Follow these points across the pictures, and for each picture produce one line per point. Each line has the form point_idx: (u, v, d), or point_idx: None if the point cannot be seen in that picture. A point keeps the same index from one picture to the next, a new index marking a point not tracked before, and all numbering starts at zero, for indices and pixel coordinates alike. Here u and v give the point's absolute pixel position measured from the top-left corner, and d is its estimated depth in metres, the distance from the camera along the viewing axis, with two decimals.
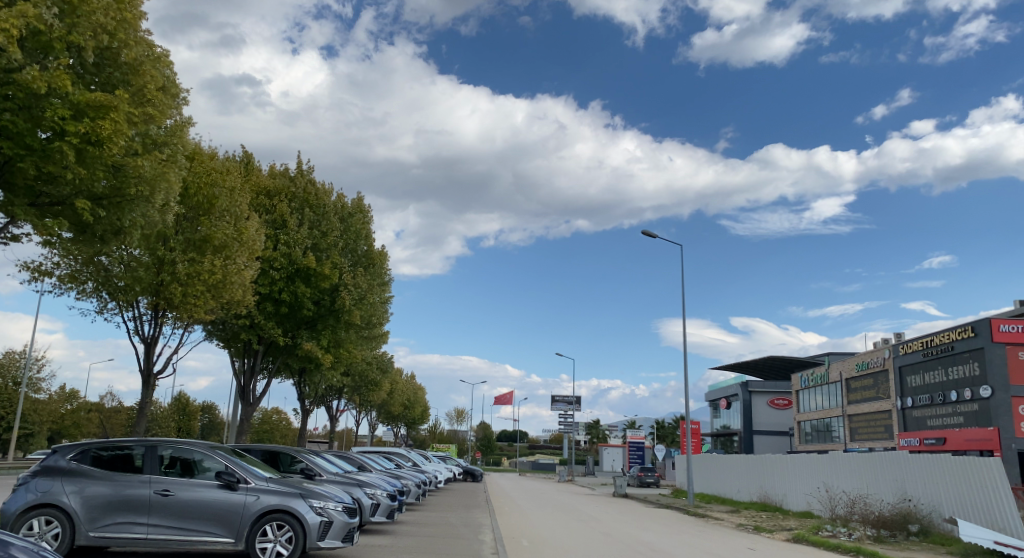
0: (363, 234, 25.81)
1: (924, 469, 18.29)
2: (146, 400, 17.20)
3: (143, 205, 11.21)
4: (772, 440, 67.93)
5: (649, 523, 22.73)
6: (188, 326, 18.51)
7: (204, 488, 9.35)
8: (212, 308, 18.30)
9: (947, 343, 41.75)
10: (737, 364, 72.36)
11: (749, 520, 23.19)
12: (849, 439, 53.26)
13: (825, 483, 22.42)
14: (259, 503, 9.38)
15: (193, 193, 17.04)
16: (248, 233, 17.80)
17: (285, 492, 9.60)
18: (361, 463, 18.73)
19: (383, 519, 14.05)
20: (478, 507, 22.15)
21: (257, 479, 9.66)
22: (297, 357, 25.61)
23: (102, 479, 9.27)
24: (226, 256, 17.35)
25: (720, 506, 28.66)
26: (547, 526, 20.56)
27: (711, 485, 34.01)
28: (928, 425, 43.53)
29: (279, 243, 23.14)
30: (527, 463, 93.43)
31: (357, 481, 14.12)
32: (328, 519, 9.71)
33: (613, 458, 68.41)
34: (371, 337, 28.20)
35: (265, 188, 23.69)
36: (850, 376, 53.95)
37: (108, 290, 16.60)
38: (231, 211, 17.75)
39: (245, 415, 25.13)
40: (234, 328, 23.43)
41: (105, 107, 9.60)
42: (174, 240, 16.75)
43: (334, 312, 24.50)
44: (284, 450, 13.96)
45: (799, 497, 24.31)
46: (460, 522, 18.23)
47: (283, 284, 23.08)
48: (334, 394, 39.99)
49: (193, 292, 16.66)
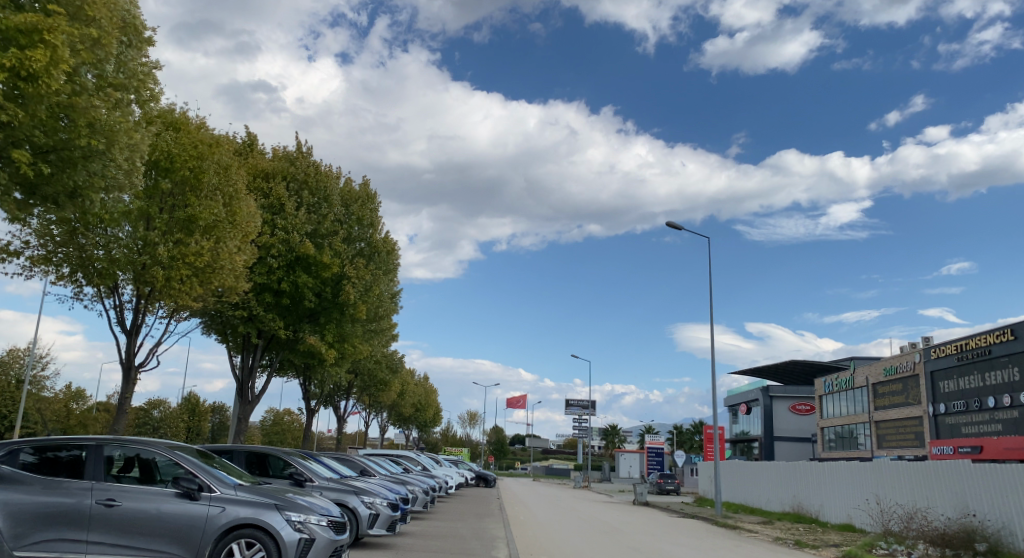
0: (368, 220, 24.12)
1: (992, 480, 16.25)
2: (126, 396, 15.61)
3: (105, 161, 9.62)
4: (795, 447, 65.60)
5: (677, 536, 20.78)
6: (175, 315, 16.88)
7: (158, 498, 7.68)
8: (203, 296, 16.69)
9: (983, 347, 39.56)
10: (758, 369, 70.13)
11: (787, 533, 21.26)
12: (877, 446, 50.94)
13: (873, 494, 20.39)
14: (227, 515, 7.69)
15: (177, 165, 15.35)
16: (241, 215, 16.43)
17: (258, 503, 7.89)
18: (364, 467, 17.04)
19: (383, 532, 12.28)
20: (490, 517, 20.33)
21: (226, 488, 7.96)
22: (299, 353, 24.00)
23: (34, 485, 7.64)
24: (216, 239, 15.78)
25: (750, 516, 26.74)
26: (566, 538, 18.73)
27: (737, 494, 32.03)
28: (962, 432, 41.25)
29: (277, 228, 21.51)
30: (541, 468, 91.49)
31: (353, 488, 12.40)
32: (309, 536, 7.97)
33: (631, 464, 66.24)
34: (379, 332, 26.62)
35: (264, 169, 22.15)
36: (877, 381, 51.65)
37: (85, 274, 14.93)
38: (222, 189, 16.10)
39: (242, 413, 23.58)
40: (231, 321, 21.89)
41: (39, 31, 8.07)
42: (158, 220, 15.13)
43: (337, 305, 22.91)
44: (273, 452, 12.28)
45: (841, 509, 22.33)
46: (470, 534, 16.39)
47: (282, 273, 21.45)
48: (342, 394, 38.41)
49: (177, 277, 15.10)
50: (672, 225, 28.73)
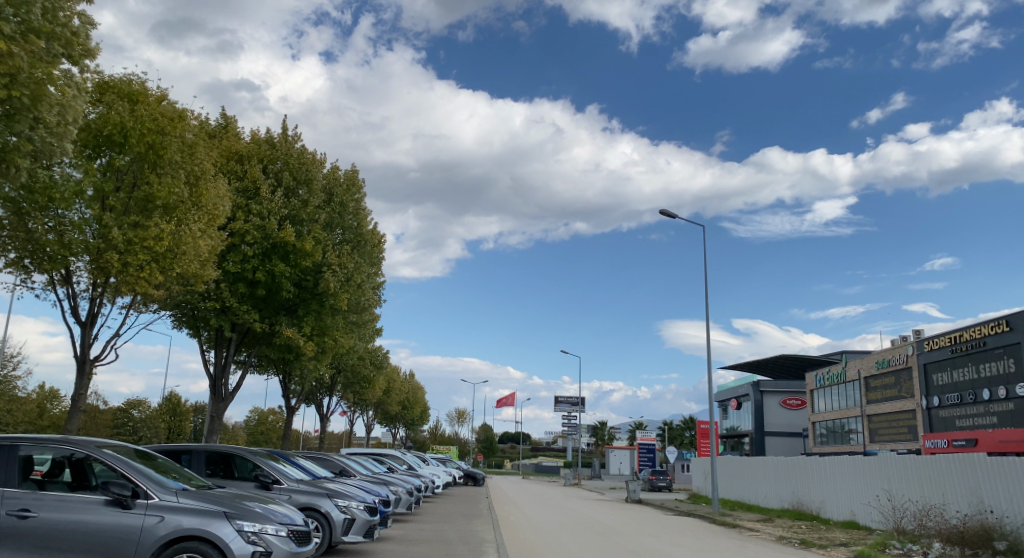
0: (352, 208, 23.02)
1: (1011, 476, 15.24)
2: (81, 392, 14.35)
3: (31, 122, 8.64)
4: (786, 442, 64.84)
5: (676, 536, 19.70)
6: (134, 304, 15.58)
7: (84, 507, 6.52)
8: (165, 285, 15.40)
9: (978, 338, 38.88)
10: (748, 364, 69.40)
11: (790, 532, 20.26)
12: (870, 440, 50.15)
13: (882, 490, 19.35)
14: (166, 526, 6.51)
15: (134, 140, 14.03)
16: (206, 196, 15.30)
17: (206, 511, 6.69)
18: (342, 467, 15.91)
19: (359, 539, 11.09)
20: (478, 519, 19.19)
21: (165, 493, 6.75)
22: (275, 347, 22.78)
23: None
24: (177, 220, 14.60)
25: (749, 514, 25.73)
26: (560, 540, 17.59)
27: (733, 490, 31.08)
28: (957, 425, 40.57)
29: (251, 213, 20.24)
30: (531, 465, 90.38)
31: (327, 490, 11.22)
32: (264, 549, 6.79)
33: (621, 460, 65.40)
34: (360, 325, 25.45)
35: (238, 151, 20.93)
36: (869, 374, 50.89)
37: (33, 260, 13.56)
38: (186, 168, 14.90)
39: (215, 411, 22.32)
40: (202, 313, 20.66)
41: None
42: (114, 200, 13.79)
43: (316, 295, 21.76)
44: (238, 452, 11.08)
45: (846, 506, 21.34)
46: (457, 537, 15.15)
47: (258, 262, 20.13)
48: (325, 391, 37.21)
49: (134, 263, 13.81)
50: (666, 212, 27.77)
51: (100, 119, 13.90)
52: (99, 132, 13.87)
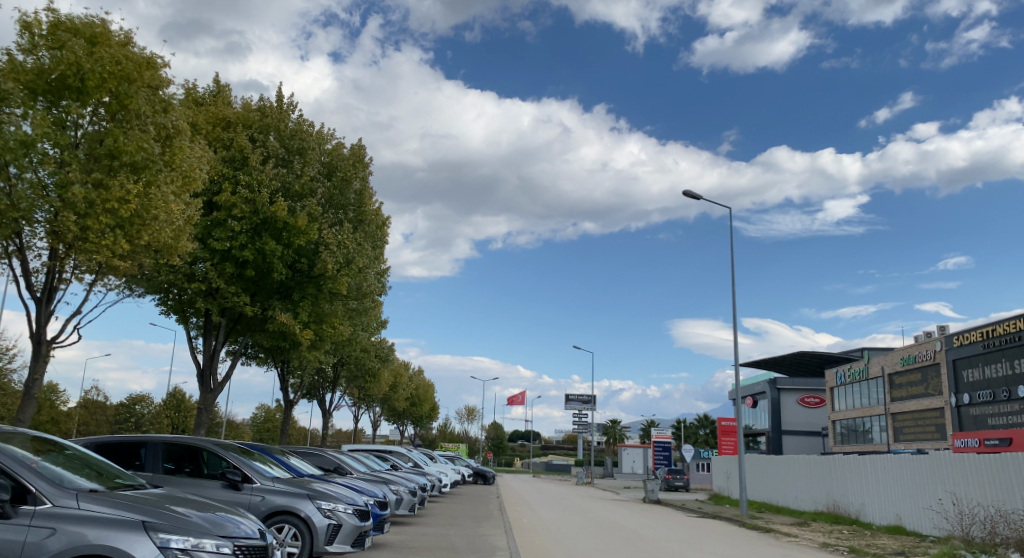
0: (355, 186, 21.22)
1: None
2: (36, 378, 12.75)
3: None
4: (805, 440, 62.68)
5: (708, 540, 17.80)
6: (99, 279, 13.81)
7: None
8: (136, 257, 13.64)
9: (1012, 332, 36.63)
10: (765, 361, 67.18)
11: (833, 539, 18.23)
12: (894, 439, 47.99)
13: (944, 494, 17.24)
14: (60, 541, 4.73)
15: (93, 86, 12.30)
16: (181, 156, 13.54)
17: (118, 521, 4.90)
18: (336, 465, 14.17)
19: (347, 549, 9.25)
20: (487, 522, 17.29)
21: (64, 496, 4.97)
22: (268, 334, 21.03)
23: None
24: (146, 182, 12.82)
25: (779, 517, 23.82)
26: (579, 544, 15.68)
27: (762, 491, 29.06)
28: (989, 424, 38.37)
29: (239, 184, 18.51)
30: (542, 464, 88.55)
31: (308, 489, 9.41)
32: None
33: (635, 459, 63.49)
34: (364, 313, 23.64)
35: (225, 117, 19.30)
36: (893, 371, 48.66)
37: None
38: (157, 123, 13.15)
39: (204, 403, 20.58)
40: (189, 297, 18.96)
41: None
42: (70, 154, 11.99)
43: (314, 278, 19.95)
44: (205, 445, 9.26)
45: (893, 509, 19.33)
46: (464, 544, 13.21)
47: (246, 238, 18.37)
48: (326, 386, 35.58)
49: (95, 228, 12.08)
50: (689, 193, 25.82)
51: (54, 62, 12.11)
52: (53, 77, 12.11)
